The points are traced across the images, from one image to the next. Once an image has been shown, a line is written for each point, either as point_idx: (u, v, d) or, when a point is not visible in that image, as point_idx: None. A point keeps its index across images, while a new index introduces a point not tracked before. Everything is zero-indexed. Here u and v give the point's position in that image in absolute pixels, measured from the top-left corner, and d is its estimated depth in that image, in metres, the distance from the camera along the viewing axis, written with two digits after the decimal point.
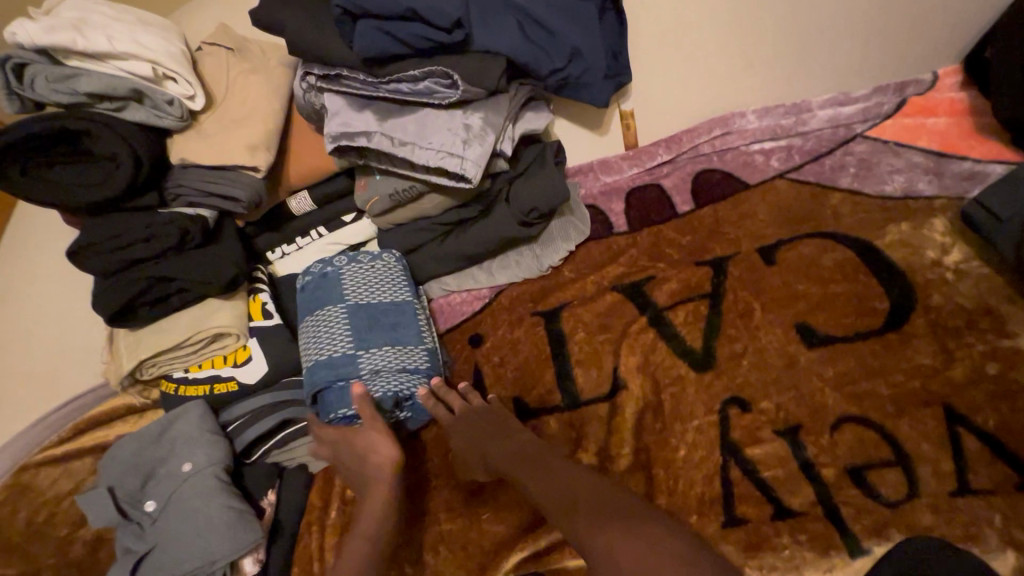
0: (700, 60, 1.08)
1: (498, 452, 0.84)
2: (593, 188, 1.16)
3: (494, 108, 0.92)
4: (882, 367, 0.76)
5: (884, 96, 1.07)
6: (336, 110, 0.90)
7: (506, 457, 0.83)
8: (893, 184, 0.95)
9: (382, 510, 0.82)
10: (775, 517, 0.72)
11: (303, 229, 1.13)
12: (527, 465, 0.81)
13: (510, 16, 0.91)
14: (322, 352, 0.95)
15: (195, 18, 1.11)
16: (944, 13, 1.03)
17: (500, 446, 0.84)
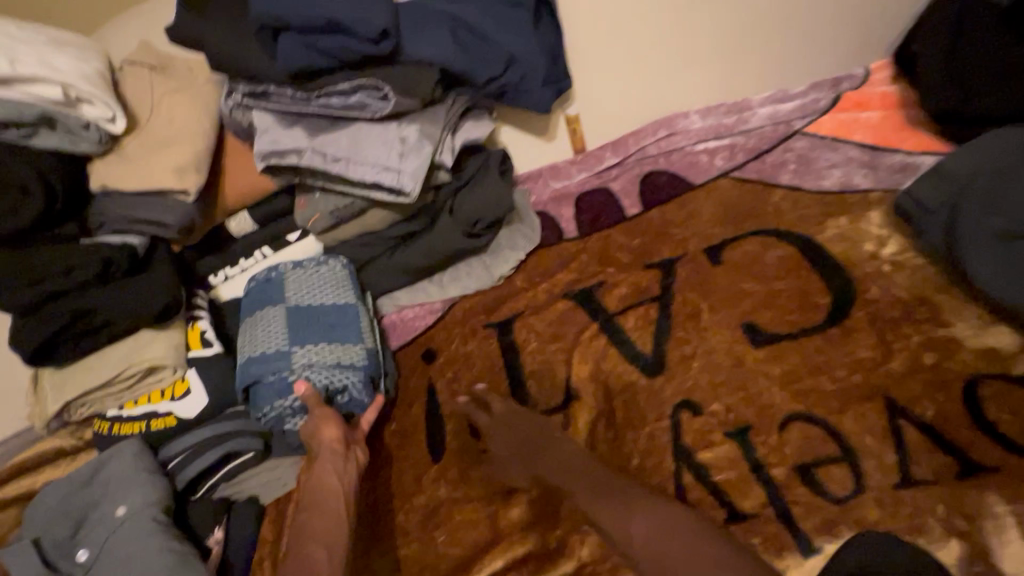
0: (638, 64, 1.09)
1: (543, 462, 0.81)
2: (543, 195, 1.16)
3: (430, 119, 0.90)
4: (825, 363, 0.77)
5: (819, 92, 1.09)
6: (264, 127, 0.87)
7: (551, 469, 0.80)
8: (830, 179, 0.96)
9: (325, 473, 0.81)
10: (728, 521, 0.71)
11: (246, 251, 1.06)
12: (580, 477, 0.77)
13: (441, 24, 0.90)
14: (256, 347, 0.94)
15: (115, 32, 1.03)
16: (870, 10, 1.05)
17: (546, 456, 0.81)
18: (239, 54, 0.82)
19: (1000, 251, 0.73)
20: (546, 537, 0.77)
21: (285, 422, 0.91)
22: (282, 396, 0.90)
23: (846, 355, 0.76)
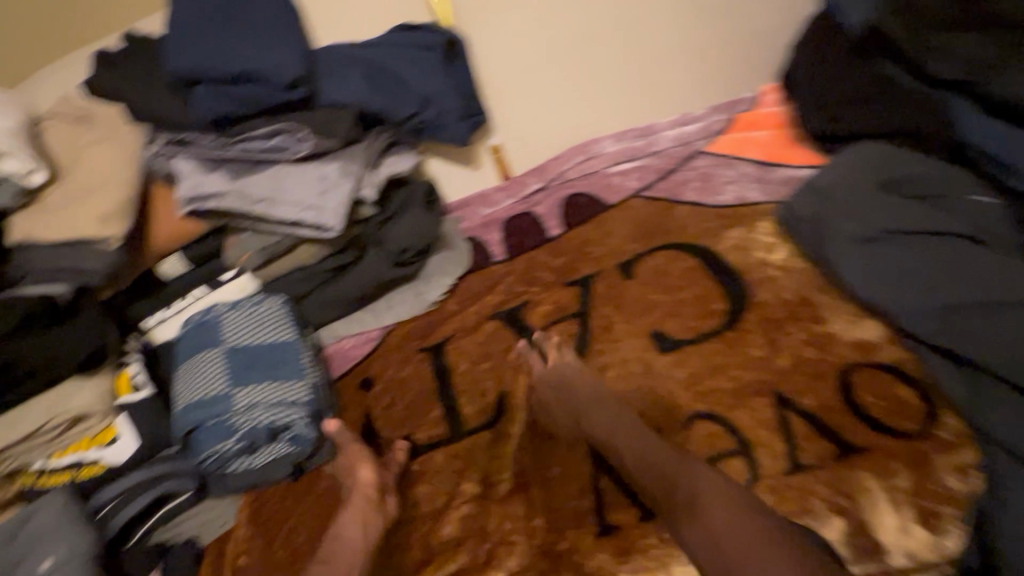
0: (551, 96, 1.17)
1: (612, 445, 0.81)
2: (473, 221, 1.21)
3: (350, 157, 0.95)
4: (722, 364, 0.84)
5: (718, 114, 1.18)
6: (186, 173, 0.90)
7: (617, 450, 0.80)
8: (727, 194, 1.05)
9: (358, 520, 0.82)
10: (642, 519, 0.76)
11: (179, 292, 1.07)
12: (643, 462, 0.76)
13: (355, 70, 0.96)
14: (195, 393, 0.93)
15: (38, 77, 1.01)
16: (754, 40, 1.16)
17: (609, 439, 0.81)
18: (160, 108, 0.89)
19: (863, 252, 0.80)
20: (474, 553, 0.79)
21: (229, 465, 0.91)
22: (224, 439, 0.89)
23: (740, 355, 0.84)
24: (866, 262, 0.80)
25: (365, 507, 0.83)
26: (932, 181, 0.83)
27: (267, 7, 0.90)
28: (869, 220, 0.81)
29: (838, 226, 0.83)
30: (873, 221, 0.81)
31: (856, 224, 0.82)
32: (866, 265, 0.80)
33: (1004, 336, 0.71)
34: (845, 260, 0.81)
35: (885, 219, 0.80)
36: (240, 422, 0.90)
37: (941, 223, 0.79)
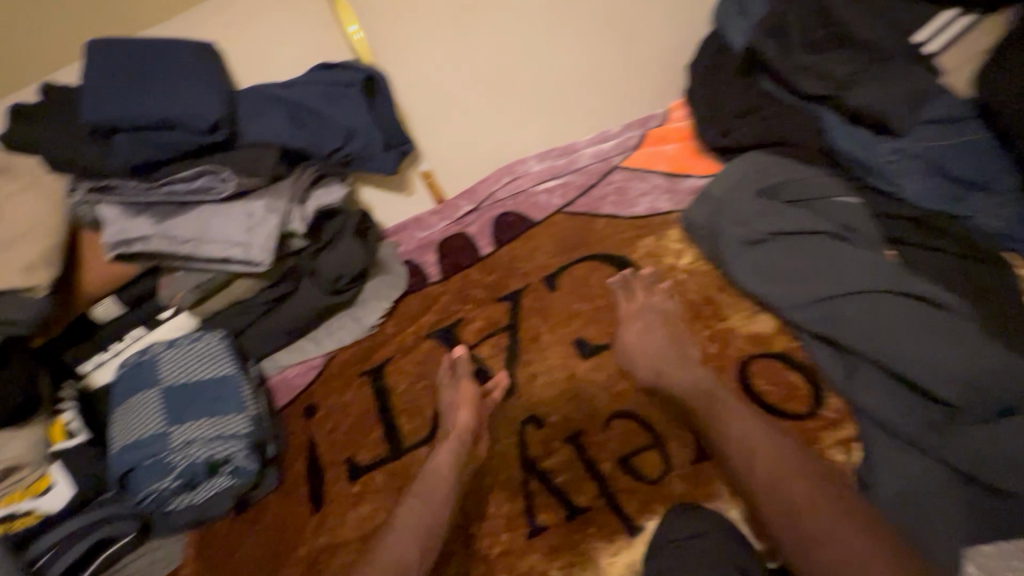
0: (475, 122, 1.23)
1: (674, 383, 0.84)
2: (409, 245, 1.25)
3: (275, 193, 0.98)
4: (636, 365, 0.91)
5: (632, 130, 1.26)
6: (112, 219, 0.92)
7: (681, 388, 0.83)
8: (641, 206, 1.12)
9: (453, 455, 0.85)
10: (567, 517, 0.81)
11: (114, 335, 1.07)
12: (693, 395, 0.82)
13: (279, 108, 1.00)
14: (131, 434, 0.94)
15: None
16: (660, 61, 1.25)
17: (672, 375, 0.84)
18: (81, 157, 0.91)
19: (754, 253, 0.90)
20: None
21: (169, 502, 0.92)
22: (161, 477, 0.90)
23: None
24: (757, 261, 0.89)
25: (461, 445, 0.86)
26: (812, 186, 0.92)
27: (185, 54, 0.93)
28: (758, 224, 0.90)
29: (732, 230, 0.92)
30: (762, 225, 0.90)
31: (748, 228, 0.91)
32: (755, 265, 0.89)
33: (869, 323, 0.79)
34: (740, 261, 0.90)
35: (771, 223, 0.90)
36: (178, 460, 0.91)
37: (815, 223, 0.88)
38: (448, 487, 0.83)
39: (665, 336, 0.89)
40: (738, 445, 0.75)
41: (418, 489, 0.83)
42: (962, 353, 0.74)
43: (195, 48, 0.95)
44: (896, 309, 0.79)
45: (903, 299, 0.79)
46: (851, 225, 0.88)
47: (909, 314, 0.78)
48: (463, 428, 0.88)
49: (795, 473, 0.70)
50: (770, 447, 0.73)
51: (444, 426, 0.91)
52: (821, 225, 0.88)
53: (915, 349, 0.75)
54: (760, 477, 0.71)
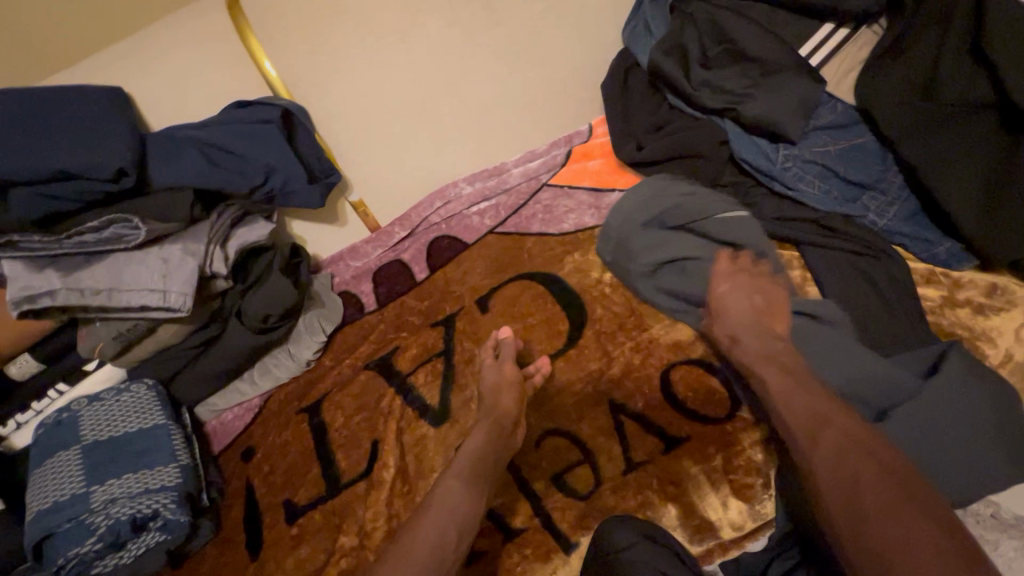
0: (402, 148, 1.24)
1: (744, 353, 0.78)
2: (345, 274, 1.24)
3: (192, 236, 0.97)
4: (566, 382, 0.93)
5: (557, 149, 1.30)
6: (14, 275, 0.87)
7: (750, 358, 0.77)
8: (568, 222, 1.15)
9: (485, 443, 0.83)
10: (505, 540, 0.82)
11: (34, 393, 1.03)
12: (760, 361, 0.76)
13: (191, 148, 0.98)
14: (47, 498, 0.89)
15: None
16: (578, 81, 1.30)
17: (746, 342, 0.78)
18: None
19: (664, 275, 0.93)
20: None
21: (92, 567, 0.87)
22: (81, 542, 0.86)
23: (583, 369, 0.93)
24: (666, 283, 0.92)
25: (498, 431, 0.85)
26: (708, 204, 0.95)
27: (86, 101, 0.91)
28: (667, 247, 0.93)
29: (643, 256, 0.94)
30: (670, 249, 0.93)
31: (658, 253, 0.93)
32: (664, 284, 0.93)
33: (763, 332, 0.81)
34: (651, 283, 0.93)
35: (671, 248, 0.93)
36: (102, 520, 0.87)
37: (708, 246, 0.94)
38: (486, 472, 0.82)
39: (750, 302, 0.82)
40: (807, 421, 0.66)
41: (456, 471, 0.82)
42: (852, 355, 0.78)
43: (100, 94, 0.94)
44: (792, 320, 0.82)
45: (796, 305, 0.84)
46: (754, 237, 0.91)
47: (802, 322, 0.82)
48: (505, 414, 0.86)
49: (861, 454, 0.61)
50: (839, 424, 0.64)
51: (484, 407, 0.89)
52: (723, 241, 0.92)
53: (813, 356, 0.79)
54: (821, 458, 0.62)
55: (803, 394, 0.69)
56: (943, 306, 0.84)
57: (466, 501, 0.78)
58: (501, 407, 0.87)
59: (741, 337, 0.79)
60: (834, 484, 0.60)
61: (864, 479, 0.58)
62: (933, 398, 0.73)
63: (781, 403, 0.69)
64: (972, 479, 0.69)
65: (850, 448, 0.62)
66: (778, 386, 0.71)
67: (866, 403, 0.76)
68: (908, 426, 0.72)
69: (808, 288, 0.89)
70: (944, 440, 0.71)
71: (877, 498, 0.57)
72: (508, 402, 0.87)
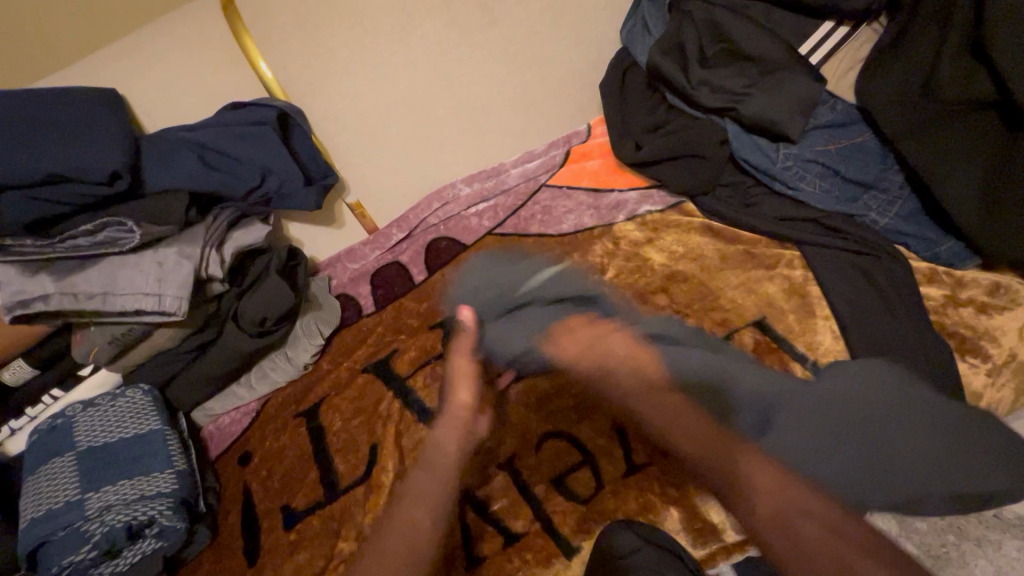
0: (399, 149, 1.23)
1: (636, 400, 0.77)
2: (343, 277, 1.23)
3: (188, 239, 0.96)
4: (566, 384, 0.92)
5: (555, 150, 1.29)
6: (6, 280, 0.86)
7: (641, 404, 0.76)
8: (567, 223, 1.14)
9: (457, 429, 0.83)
10: (505, 544, 0.81)
11: (29, 399, 1.01)
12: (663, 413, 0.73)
13: (187, 151, 0.98)
14: (41, 506, 0.88)
15: None
16: (576, 81, 1.29)
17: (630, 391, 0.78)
18: None
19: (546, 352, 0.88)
20: None
21: None
22: (75, 550, 0.84)
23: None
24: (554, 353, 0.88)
25: (463, 421, 0.84)
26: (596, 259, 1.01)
27: (79, 102, 0.90)
28: (547, 318, 0.91)
29: (519, 337, 0.90)
30: (518, 337, 0.90)
31: (513, 342, 0.90)
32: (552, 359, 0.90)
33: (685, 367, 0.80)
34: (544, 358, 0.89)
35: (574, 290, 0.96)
36: (97, 527, 0.86)
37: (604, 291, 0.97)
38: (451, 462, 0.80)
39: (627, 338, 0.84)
40: (719, 466, 0.65)
41: (426, 463, 0.80)
42: (735, 380, 0.77)
43: (95, 96, 0.93)
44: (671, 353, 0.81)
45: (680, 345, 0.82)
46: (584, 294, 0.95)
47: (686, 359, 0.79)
48: (467, 404, 0.86)
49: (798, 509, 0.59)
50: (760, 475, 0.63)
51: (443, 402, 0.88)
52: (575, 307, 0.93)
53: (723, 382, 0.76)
54: (758, 524, 0.60)
55: (698, 438, 0.68)
56: (947, 305, 0.83)
57: (439, 489, 0.76)
58: (460, 399, 0.85)
59: (622, 382, 0.79)
60: (762, 516, 0.60)
61: (795, 514, 0.58)
62: (811, 405, 0.73)
63: (688, 451, 0.68)
64: (903, 487, 0.67)
65: (771, 483, 0.62)
66: (674, 426, 0.71)
67: (762, 419, 0.74)
68: (817, 435, 0.71)
69: (810, 288, 0.89)
70: (862, 450, 0.69)
71: (810, 533, 0.57)
72: (463, 395, 0.86)
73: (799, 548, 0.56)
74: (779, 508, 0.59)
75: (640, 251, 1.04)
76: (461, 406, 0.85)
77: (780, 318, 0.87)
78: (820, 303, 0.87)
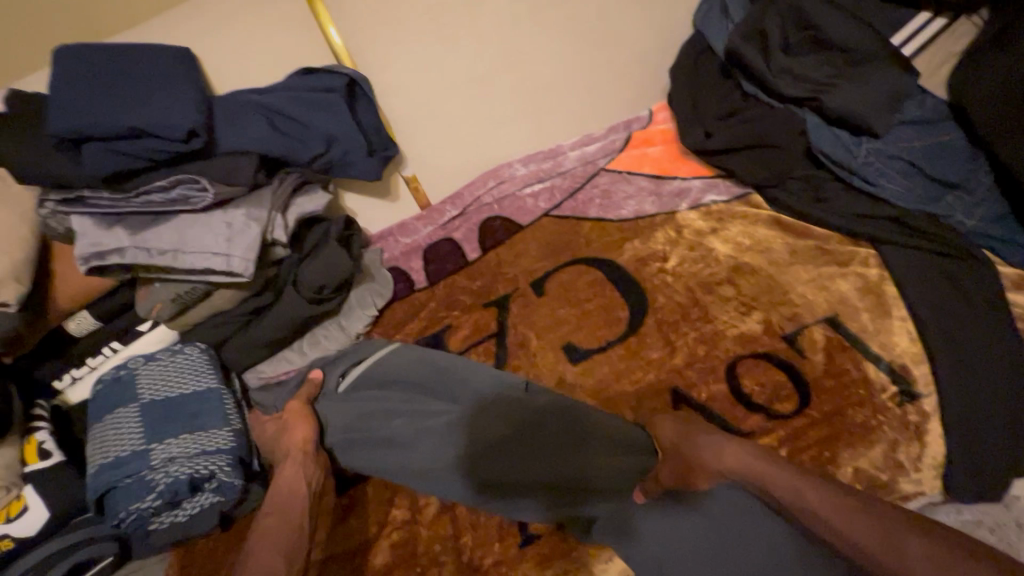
0: (458, 125, 1.22)
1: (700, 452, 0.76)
2: (394, 251, 1.23)
3: (256, 201, 0.97)
4: (626, 369, 0.91)
5: (616, 134, 1.27)
6: (83, 230, 0.89)
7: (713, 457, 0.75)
8: (627, 209, 1.13)
9: (301, 465, 0.88)
10: (560, 524, 0.81)
11: (90, 350, 1.03)
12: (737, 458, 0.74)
13: (257, 114, 0.98)
14: (108, 453, 0.90)
15: None
16: (641, 62, 1.26)
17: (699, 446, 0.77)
18: (47, 167, 0.86)
19: (373, 439, 0.92)
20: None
21: (150, 523, 0.88)
22: (140, 498, 0.86)
23: (646, 359, 0.91)
24: (376, 439, 0.92)
25: (304, 459, 0.89)
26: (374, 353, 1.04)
27: (157, 59, 0.91)
28: (386, 406, 0.96)
29: (343, 424, 0.95)
30: (336, 424, 0.96)
31: (336, 427, 0.95)
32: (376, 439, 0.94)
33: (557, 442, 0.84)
34: (365, 447, 0.92)
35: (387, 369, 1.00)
36: (159, 477, 0.88)
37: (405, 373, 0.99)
38: (300, 504, 0.83)
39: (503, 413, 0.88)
40: (791, 494, 0.69)
41: (269, 508, 0.83)
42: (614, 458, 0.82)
43: (172, 54, 0.93)
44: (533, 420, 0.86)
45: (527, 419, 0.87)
46: (405, 375, 0.99)
47: (519, 433, 0.86)
48: (300, 446, 0.90)
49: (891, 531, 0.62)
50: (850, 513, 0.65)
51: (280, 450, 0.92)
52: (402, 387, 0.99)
53: (552, 459, 0.82)
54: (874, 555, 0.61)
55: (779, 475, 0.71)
56: None
57: (289, 537, 0.78)
58: (293, 440, 0.91)
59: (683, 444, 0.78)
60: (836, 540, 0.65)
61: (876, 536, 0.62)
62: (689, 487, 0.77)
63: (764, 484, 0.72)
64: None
65: (844, 512, 0.65)
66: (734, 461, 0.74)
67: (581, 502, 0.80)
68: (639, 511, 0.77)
69: (887, 287, 0.86)
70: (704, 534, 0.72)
71: (907, 563, 0.59)
72: (297, 437, 0.91)
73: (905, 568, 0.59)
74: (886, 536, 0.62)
75: (708, 239, 1.01)
76: (296, 447, 0.90)
77: (853, 314, 0.85)
78: (898, 303, 0.84)
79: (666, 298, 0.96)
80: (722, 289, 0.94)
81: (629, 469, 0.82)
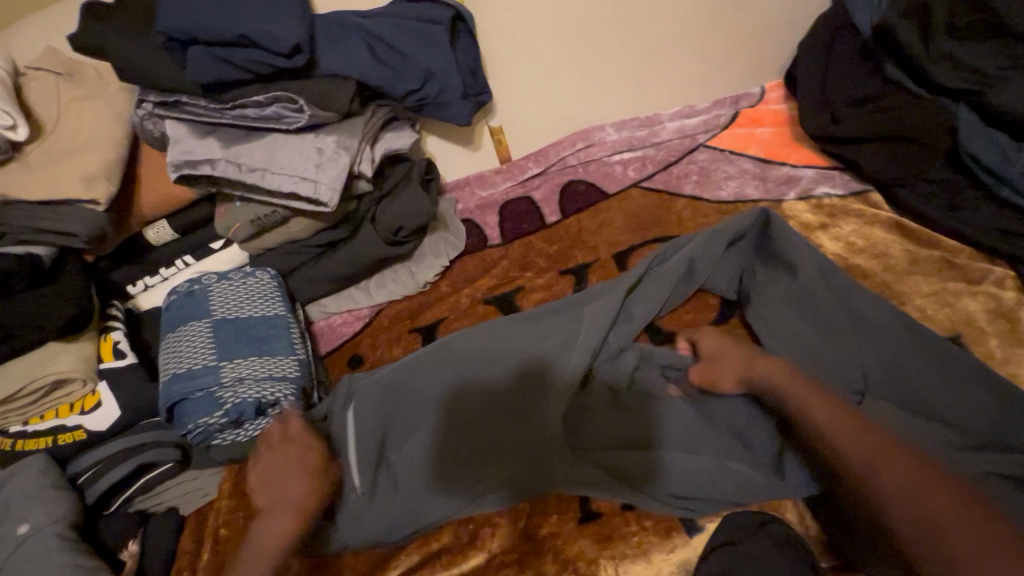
0: (557, 77, 1.15)
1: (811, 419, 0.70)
2: (470, 203, 1.19)
3: (348, 130, 0.93)
4: None
5: (721, 109, 1.20)
6: (178, 137, 0.89)
7: (819, 423, 0.69)
8: (727, 189, 1.07)
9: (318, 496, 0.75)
10: (625, 507, 0.77)
11: (165, 260, 1.03)
12: (835, 431, 0.67)
13: (359, 38, 0.92)
14: (181, 364, 0.90)
15: (28, 29, 0.95)
16: (763, 35, 1.16)
17: (820, 409, 0.69)
18: (153, 68, 0.85)
19: (384, 445, 0.84)
20: (457, 533, 0.79)
21: (214, 437, 0.89)
22: (209, 413, 0.87)
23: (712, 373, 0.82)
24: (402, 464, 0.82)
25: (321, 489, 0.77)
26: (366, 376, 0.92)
27: None
28: (384, 442, 0.85)
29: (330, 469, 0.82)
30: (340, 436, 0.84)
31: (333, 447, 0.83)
32: (404, 394, 0.89)
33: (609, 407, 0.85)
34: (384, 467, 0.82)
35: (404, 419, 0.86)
36: (229, 396, 0.88)
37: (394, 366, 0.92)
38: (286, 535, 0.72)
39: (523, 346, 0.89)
40: (897, 491, 0.61)
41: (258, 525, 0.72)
42: (633, 399, 0.85)
43: None
44: (501, 360, 0.89)
45: (506, 397, 0.86)
46: (392, 380, 0.90)
47: (498, 414, 0.85)
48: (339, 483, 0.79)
49: (936, 490, 0.59)
50: (928, 485, 0.60)
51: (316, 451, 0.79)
52: (390, 380, 0.90)
53: (546, 430, 0.82)
54: (894, 505, 0.60)
55: (845, 427, 0.67)
56: None
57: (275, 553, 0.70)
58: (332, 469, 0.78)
59: (750, 365, 0.79)
60: (895, 500, 0.60)
61: (915, 495, 0.60)
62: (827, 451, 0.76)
63: (830, 442, 0.67)
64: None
65: (943, 491, 0.59)
66: (829, 421, 0.68)
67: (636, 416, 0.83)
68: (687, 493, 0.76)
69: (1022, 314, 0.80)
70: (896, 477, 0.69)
71: (902, 483, 0.61)
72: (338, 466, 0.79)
73: (941, 535, 0.57)
74: (944, 505, 0.58)
75: (811, 249, 0.88)
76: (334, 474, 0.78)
77: (975, 335, 0.79)
78: None
79: (748, 321, 0.90)
80: (817, 300, 0.85)
81: (621, 428, 0.82)
